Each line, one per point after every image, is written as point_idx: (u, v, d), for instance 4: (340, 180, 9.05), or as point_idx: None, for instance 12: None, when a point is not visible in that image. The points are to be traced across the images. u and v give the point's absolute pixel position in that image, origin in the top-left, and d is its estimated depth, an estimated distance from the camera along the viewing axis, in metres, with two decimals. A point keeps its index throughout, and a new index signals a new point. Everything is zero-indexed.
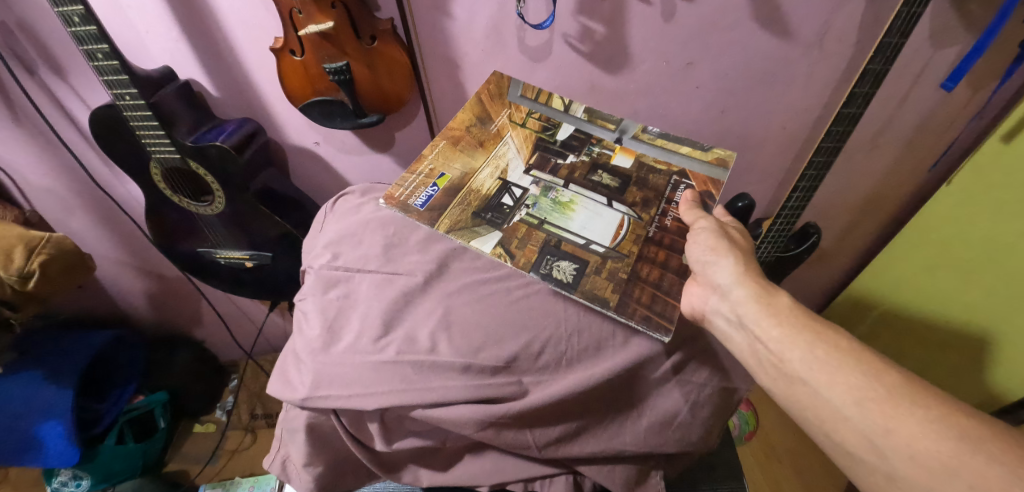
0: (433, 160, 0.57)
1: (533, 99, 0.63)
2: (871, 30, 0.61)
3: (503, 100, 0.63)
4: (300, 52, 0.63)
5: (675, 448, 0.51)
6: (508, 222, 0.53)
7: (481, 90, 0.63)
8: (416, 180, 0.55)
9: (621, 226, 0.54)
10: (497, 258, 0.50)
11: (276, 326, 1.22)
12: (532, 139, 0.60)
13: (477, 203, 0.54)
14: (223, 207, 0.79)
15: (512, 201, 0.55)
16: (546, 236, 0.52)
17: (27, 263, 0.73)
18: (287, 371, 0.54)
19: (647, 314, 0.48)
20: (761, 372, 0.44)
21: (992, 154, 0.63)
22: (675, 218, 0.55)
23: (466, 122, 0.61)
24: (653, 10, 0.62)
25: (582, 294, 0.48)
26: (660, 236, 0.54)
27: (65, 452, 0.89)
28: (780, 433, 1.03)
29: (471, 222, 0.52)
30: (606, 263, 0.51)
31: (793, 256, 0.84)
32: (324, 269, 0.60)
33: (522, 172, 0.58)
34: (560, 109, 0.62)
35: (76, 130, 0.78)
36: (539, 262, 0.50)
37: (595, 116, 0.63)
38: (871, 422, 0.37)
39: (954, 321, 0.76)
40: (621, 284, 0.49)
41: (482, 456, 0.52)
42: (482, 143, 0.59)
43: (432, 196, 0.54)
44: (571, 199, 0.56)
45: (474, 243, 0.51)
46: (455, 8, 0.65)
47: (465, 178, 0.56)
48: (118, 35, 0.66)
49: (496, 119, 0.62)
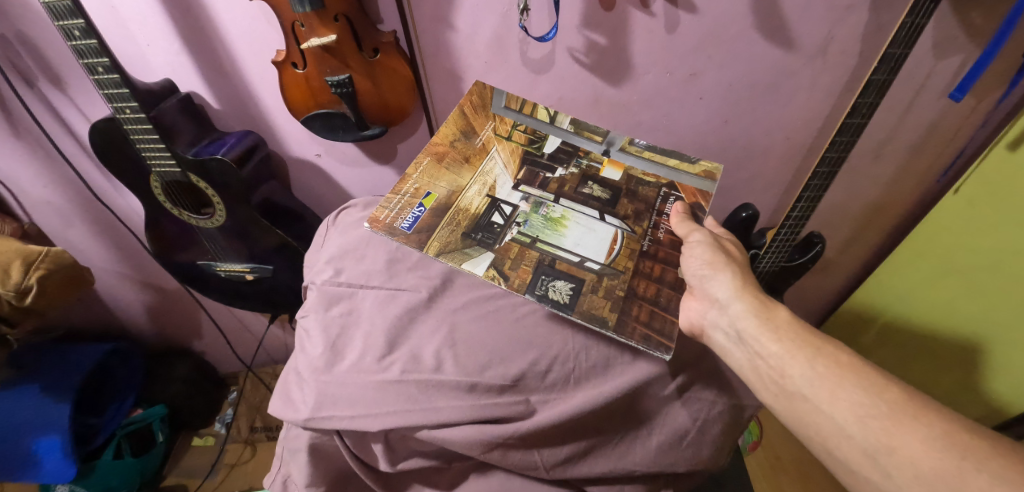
0: (418, 179, 0.54)
1: (518, 110, 0.61)
2: (874, 41, 0.61)
3: (486, 112, 0.60)
4: (302, 65, 0.63)
5: (686, 467, 0.50)
6: (499, 242, 0.50)
7: (463, 101, 0.60)
8: (402, 201, 0.51)
9: (615, 240, 0.52)
10: (490, 281, 0.47)
11: (276, 338, 1.20)
12: (519, 153, 0.58)
13: (467, 222, 0.51)
14: (224, 220, 0.78)
15: (503, 219, 0.52)
16: (540, 255, 0.50)
17: (24, 278, 0.72)
18: (289, 390, 0.53)
19: (647, 333, 0.45)
20: (762, 387, 0.43)
21: (994, 165, 0.63)
22: (667, 231, 0.54)
23: (449, 136, 0.57)
24: (656, 22, 0.62)
25: (580, 315, 0.46)
26: (655, 250, 0.52)
27: (63, 468, 0.88)
28: (787, 445, 1.02)
29: (461, 244, 0.49)
30: (602, 281, 0.49)
31: (798, 267, 0.82)
32: (326, 285, 0.59)
33: (510, 187, 0.56)
34: (546, 121, 0.60)
35: (75, 143, 0.77)
36: (534, 283, 0.47)
37: (581, 128, 0.60)
38: (874, 440, 0.36)
39: (960, 333, 0.75)
40: (619, 302, 0.47)
41: (486, 476, 0.50)
42: (468, 159, 0.56)
43: (419, 216, 0.51)
44: (563, 215, 0.54)
45: (466, 265, 0.47)
46: (457, 20, 0.64)
47: (450, 198, 0.53)
48: (118, 47, 0.66)
49: (480, 133, 0.59)
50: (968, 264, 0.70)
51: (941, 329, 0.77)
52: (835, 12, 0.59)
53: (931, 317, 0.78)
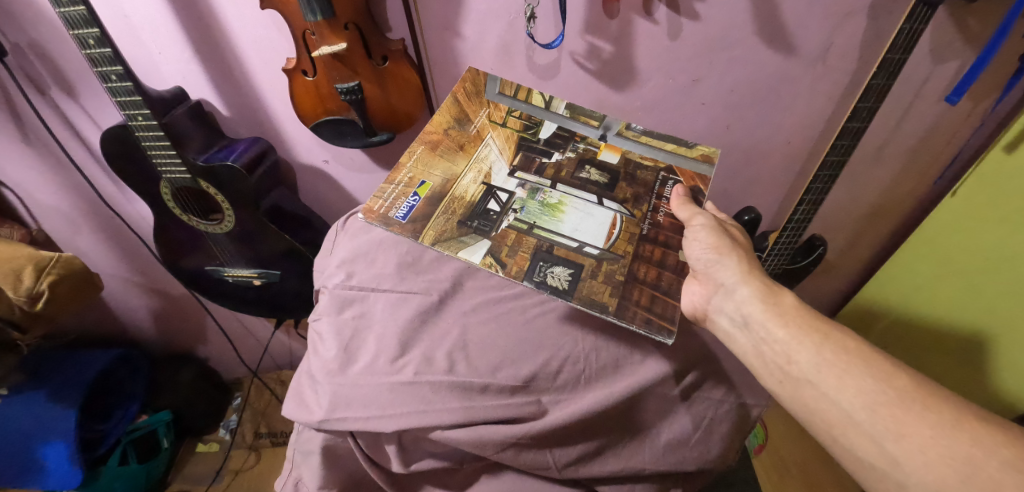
0: (413, 168, 0.54)
1: (512, 96, 0.61)
2: (872, 46, 0.63)
3: (481, 99, 0.60)
4: (311, 73, 0.64)
5: (695, 466, 0.50)
6: (496, 228, 0.50)
7: (456, 89, 0.60)
8: (396, 191, 0.51)
9: (614, 225, 0.53)
10: (487, 268, 0.47)
11: (281, 343, 1.20)
12: (514, 139, 0.58)
13: (462, 211, 0.51)
14: (232, 226, 0.79)
15: (499, 205, 0.52)
16: (537, 242, 0.50)
17: (35, 284, 0.73)
18: (302, 392, 0.54)
19: (647, 316, 0.47)
20: (767, 375, 0.44)
21: (991, 166, 0.65)
22: (667, 214, 0.55)
23: (444, 125, 0.57)
24: (659, 30, 0.64)
25: (580, 300, 0.47)
26: (654, 233, 0.53)
27: (67, 474, 0.89)
28: (792, 445, 1.02)
29: (457, 231, 0.49)
30: (601, 266, 0.49)
31: (799, 269, 0.85)
32: (338, 288, 0.60)
33: (505, 172, 0.56)
34: (541, 106, 0.60)
35: (85, 150, 0.78)
36: (532, 269, 0.47)
37: (578, 112, 0.61)
38: (882, 427, 0.37)
39: (962, 334, 0.76)
40: (619, 287, 0.48)
41: (498, 477, 0.50)
42: (462, 147, 0.56)
43: (415, 206, 0.51)
44: (560, 200, 0.54)
45: (462, 254, 0.48)
46: (465, 27, 0.66)
47: (445, 185, 0.53)
48: (131, 56, 0.67)
49: (475, 120, 0.59)
50: (967, 263, 0.72)
51: (941, 330, 0.79)
52: (835, 19, 0.60)
53: (931, 320, 0.80)
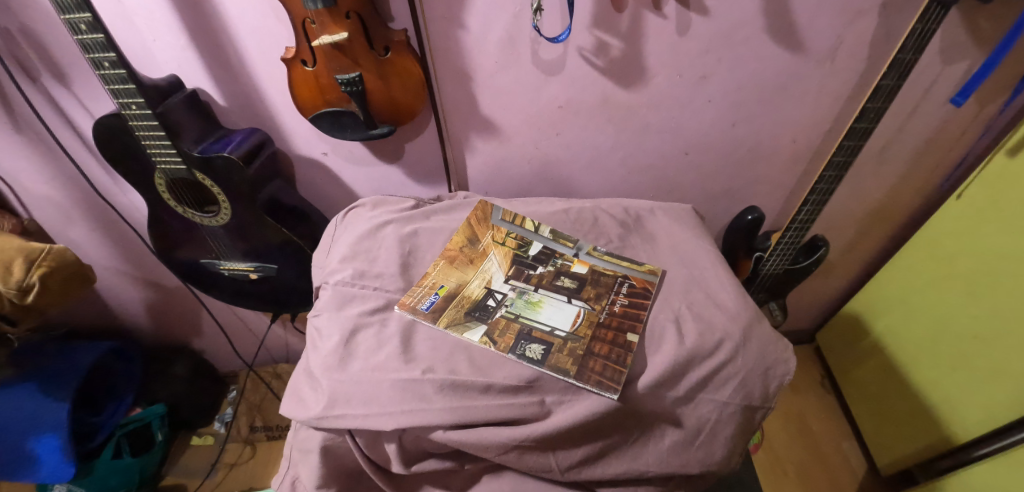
0: (436, 276, 0.61)
1: (511, 221, 0.69)
2: (882, 45, 0.64)
3: (487, 223, 0.68)
4: (312, 62, 0.62)
5: (698, 469, 0.49)
6: (492, 316, 0.56)
7: (469, 215, 0.69)
8: (424, 289, 0.59)
9: (577, 317, 0.57)
10: (483, 346, 0.52)
11: (277, 336, 1.19)
12: (511, 255, 0.64)
13: (468, 304, 0.57)
14: (229, 219, 0.77)
15: (495, 301, 0.58)
16: (521, 326, 0.55)
17: (26, 276, 0.71)
18: (299, 389, 0.53)
19: (599, 378, 0.50)
20: None
21: (997, 168, 0.67)
22: (623, 304, 0.58)
23: (459, 242, 0.65)
24: (668, 25, 0.63)
25: (549, 368, 0.50)
26: (611, 320, 0.56)
27: (59, 467, 0.86)
28: (789, 449, 1.04)
29: (464, 317, 0.56)
30: (566, 344, 0.53)
31: (801, 269, 0.86)
32: (341, 284, 0.59)
33: (502, 279, 0.61)
34: (530, 230, 0.68)
35: (77, 138, 0.76)
36: (515, 345, 0.52)
37: (558, 235, 0.67)
38: None
39: (962, 341, 0.77)
40: (579, 358, 0.51)
41: (499, 476, 0.50)
42: (473, 260, 0.63)
43: (434, 303, 0.57)
44: (540, 299, 0.59)
45: (466, 335, 0.54)
46: (469, 19, 0.63)
47: (458, 288, 0.59)
48: (124, 43, 0.65)
49: (482, 239, 0.66)
50: (969, 265, 0.74)
51: (945, 334, 0.79)
52: (846, 17, 0.61)
53: (929, 321, 0.82)
